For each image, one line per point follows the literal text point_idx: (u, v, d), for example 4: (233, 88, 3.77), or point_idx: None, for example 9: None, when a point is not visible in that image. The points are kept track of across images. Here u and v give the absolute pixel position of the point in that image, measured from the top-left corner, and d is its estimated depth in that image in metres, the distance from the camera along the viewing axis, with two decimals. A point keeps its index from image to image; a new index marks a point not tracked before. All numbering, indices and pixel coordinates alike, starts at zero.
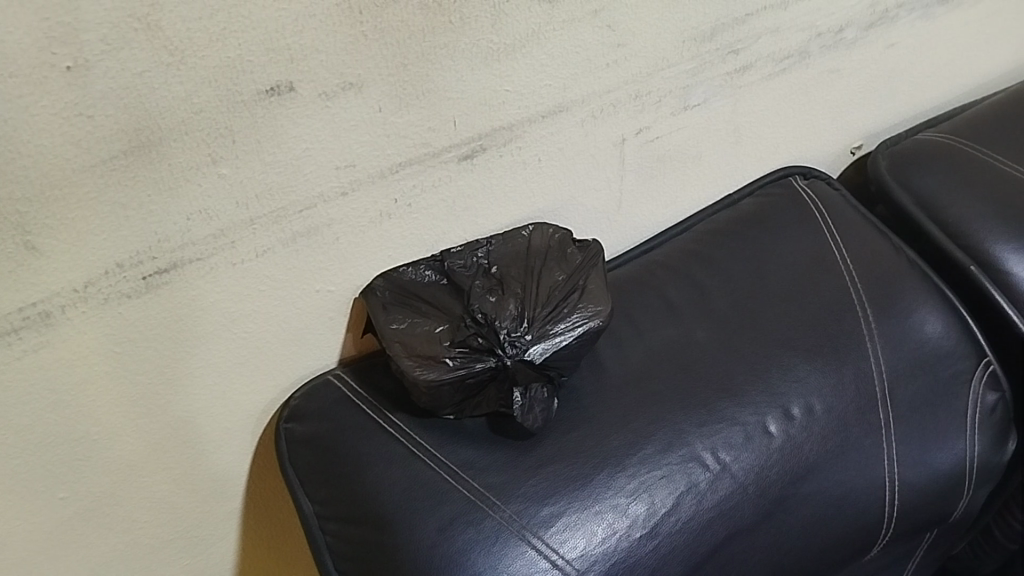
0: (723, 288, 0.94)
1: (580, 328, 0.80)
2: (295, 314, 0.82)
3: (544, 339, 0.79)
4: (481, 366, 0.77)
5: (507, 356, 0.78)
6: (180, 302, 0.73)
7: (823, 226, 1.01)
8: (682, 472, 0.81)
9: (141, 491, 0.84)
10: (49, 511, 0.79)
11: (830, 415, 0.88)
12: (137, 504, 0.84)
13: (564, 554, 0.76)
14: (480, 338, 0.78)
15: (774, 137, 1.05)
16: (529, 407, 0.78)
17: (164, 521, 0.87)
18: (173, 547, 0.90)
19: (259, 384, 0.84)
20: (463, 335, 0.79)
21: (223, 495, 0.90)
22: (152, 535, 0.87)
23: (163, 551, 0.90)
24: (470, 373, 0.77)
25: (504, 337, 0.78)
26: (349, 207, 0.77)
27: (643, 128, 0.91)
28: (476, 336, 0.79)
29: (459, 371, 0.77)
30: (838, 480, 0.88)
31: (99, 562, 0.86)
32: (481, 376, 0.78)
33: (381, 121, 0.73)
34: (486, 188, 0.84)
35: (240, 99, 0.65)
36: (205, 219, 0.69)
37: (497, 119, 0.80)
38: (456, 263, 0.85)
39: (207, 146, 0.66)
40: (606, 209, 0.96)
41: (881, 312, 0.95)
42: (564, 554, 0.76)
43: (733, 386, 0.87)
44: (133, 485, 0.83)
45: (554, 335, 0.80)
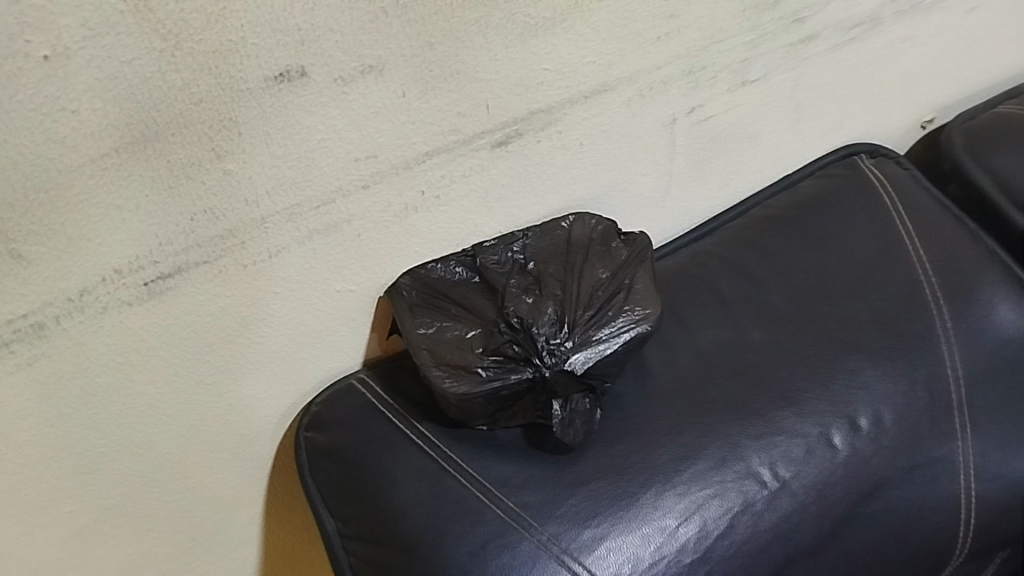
0: (783, 283, 0.86)
1: (625, 335, 0.73)
2: (314, 316, 0.75)
3: (586, 347, 0.72)
4: (517, 378, 0.70)
5: (545, 366, 0.70)
6: (186, 307, 0.67)
7: (893, 211, 0.92)
8: (736, 489, 0.74)
9: (153, 507, 0.78)
10: (54, 531, 0.73)
11: (900, 425, 0.80)
12: (149, 519, 0.78)
13: None
14: (516, 345, 0.71)
15: (838, 113, 0.95)
16: (570, 419, 0.72)
17: (181, 536, 0.81)
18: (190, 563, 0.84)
19: (276, 391, 0.78)
20: (496, 342, 0.72)
21: (240, 505, 0.83)
22: (167, 550, 0.82)
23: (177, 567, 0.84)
24: (505, 385, 0.70)
25: (543, 345, 0.71)
26: (370, 201, 0.69)
27: (696, 107, 0.82)
28: (511, 344, 0.71)
29: (492, 383, 0.70)
30: (908, 498, 0.81)
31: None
32: (517, 388, 0.71)
33: (405, 107, 0.65)
34: (522, 176, 0.76)
35: (246, 86, 0.58)
36: (211, 219, 0.63)
37: (534, 101, 0.72)
38: (489, 258, 0.77)
39: (209, 140, 0.58)
40: (653, 194, 0.87)
41: (957, 309, 0.86)
42: None
43: (793, 393, 0.79)
44: (144, 500, 0.77)
45: (598, 341, 0.72)
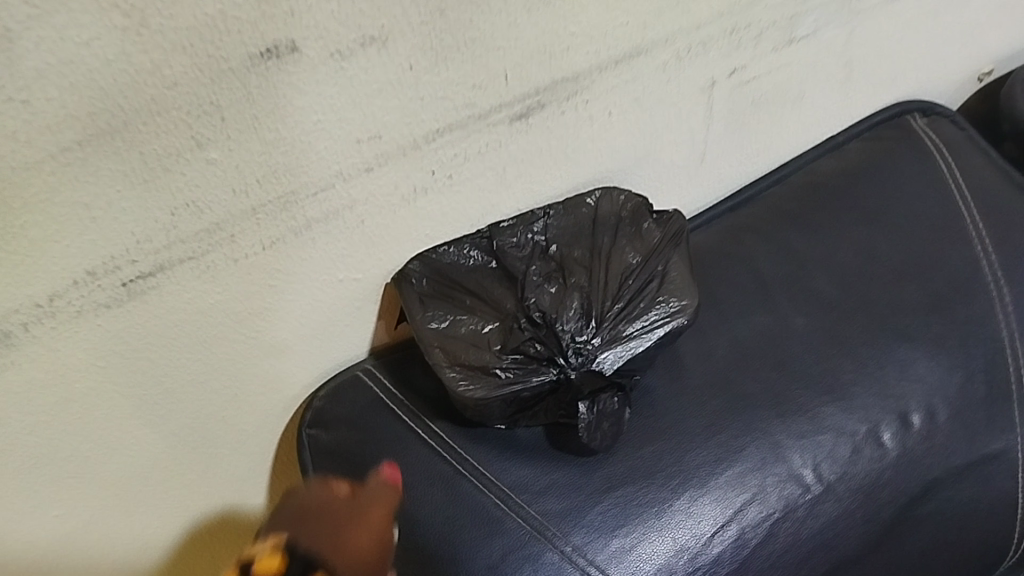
0: (827, 264, 0.79)
1: (659, 330, 0.67)
2: (315, 307, 0.68)
3: (616, 344, 0.66)
4: (539, 380, 0.64)
5: (570, 367, 0.64)
6: (173, 309, 0.59)
7: (950, 180, 0.85)
8: (777, 493, 0.68)
9: (148, 512, 0.70)
10: (39, 548, 0.66)
11: (953, 421, 0.74)
12: (146, 526, 0.71)
13: None
14: (538, 344, 0.65)
15: (885, 69, 0.87)
16: (596, 423, 0.65)
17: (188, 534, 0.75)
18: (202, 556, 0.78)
19: (275, 385, 0.71)
20: (517, 340, 0.65)
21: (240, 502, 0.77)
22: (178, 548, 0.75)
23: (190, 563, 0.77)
24: (525, 387, 0.64)
25: (568, 343, 0.65)
26: (374, 184, 0.62)
27: (737, 68, 0.75)
28: (533, 342, 0.65)
29: (511, 386, 0.64)
30: (960, 498, 0.75)
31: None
32: (539, 390, 0.64)
33: (412, 81, 0.58)
34: (545, 150, 0.69)
35: (227, 66, 0.50)
36: (195, 213, 0.55)
37: (558, 69, 0.65)
38: (507, 241, 0.71)
39: (188, 127, 0.51)
40: (687, 163, 0.80)
41: (1017, 290, 0.80)
42: None
43: (839, 386, 0.72)
44: (138, 506, 0.69)
45: (628, 338, 0.66)
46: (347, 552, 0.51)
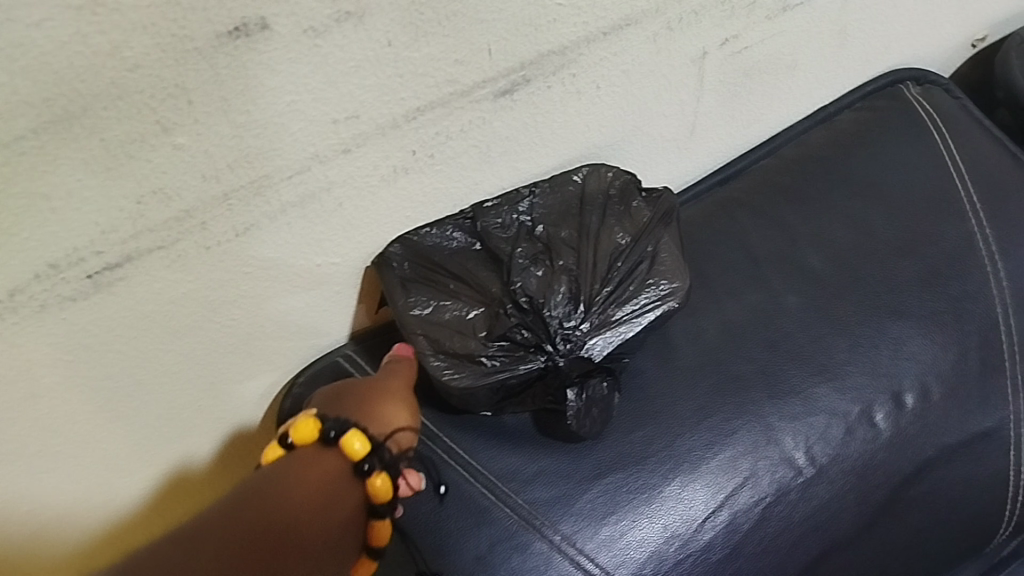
0: (819, 240, 0.77)
1: (650, 315, 0.65)
2: (293, 293, 0.65)
3: (606, 330, 0.64)
4: (527, 368, 0.62)
5: (559, 354, 0.62)
6: (142, 300, 0.56)
7: (944, 151, 0.83)
8: (769, 475, 0.67)
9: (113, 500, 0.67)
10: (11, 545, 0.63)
11: (946, 400, 0.73)
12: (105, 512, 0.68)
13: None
14: (525, 330, 0.63)
15: (879, 36, 0.85)
16: (585, 410, 0.63)
17: (196, 475, 0.71)
18: (216, 484, 0.73)
19: (254, 373, 0.68)
20: (502, 326, 0.63)
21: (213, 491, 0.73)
22: (189, 478, 0.71)
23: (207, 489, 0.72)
24: (512, 375, 0.62)
25: (556, 329, 0.62)
26: (353, 165, 0.59)
27: (730, 38, 0.73)
28: (520, 328, 0.63)
29: (498, 374, 0.62)
30: (952, 476, 0.74)
31: (129, 501, 0.68)
32: (527, 377, 0.62)
33: (391, 58, 0.55)
34: (530, 127, 0.66)
35: (193, 46, 0.47)
36: (164, 200, 0.52)
37: (545, 42, 0.62)
38: (492, 222, 0.68)
39: (152, 111, 0.48)
40: (676, 137, 0.77)
41: (1012, 265, 0.79)
42: None
43: (831, 365, 0.71)
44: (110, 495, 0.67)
45: (619, 323, 0.64)
46: (379, 415, 0.58)
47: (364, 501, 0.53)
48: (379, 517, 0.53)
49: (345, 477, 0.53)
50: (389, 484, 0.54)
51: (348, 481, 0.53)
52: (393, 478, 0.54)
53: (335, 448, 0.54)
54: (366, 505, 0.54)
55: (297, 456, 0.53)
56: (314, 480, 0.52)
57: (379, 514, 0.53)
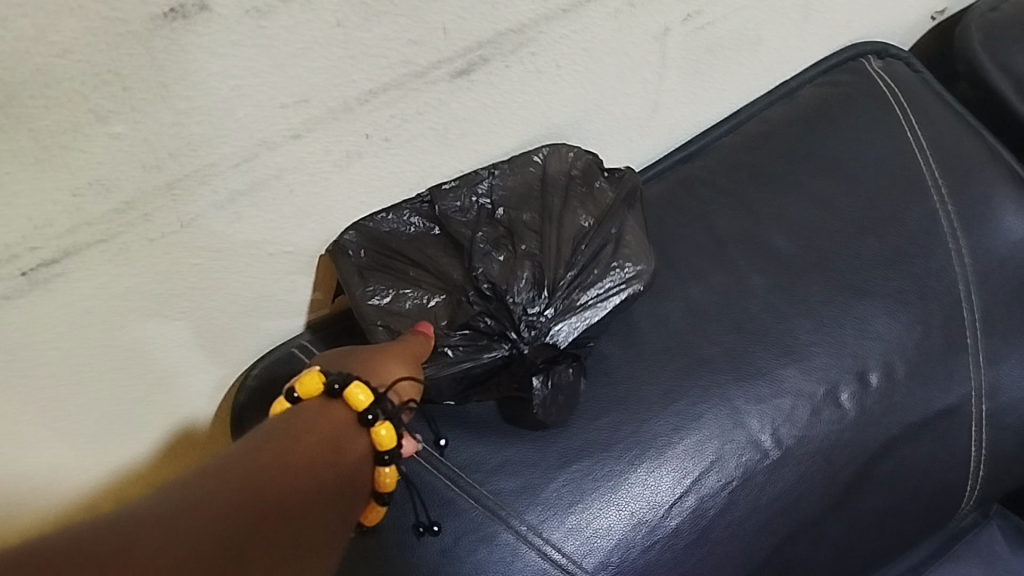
0: (783, 218, 0.76)
1: (614, 299, 0.67)
2: (244, 284, 0.62)
3: (569, 316, 0.66)
4: (491, 356, 0.64)
5: (523, 342, 0.64)
6: (83, 296, 0.53)
7: (906, 126, 0.82)
8: (735, 458, 0.66)
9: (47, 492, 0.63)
10: None
11: (911, 379, 0.73)
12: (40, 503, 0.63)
13: (587, 566, 0.61)
14: (488, 318, 0.64)
15: (843, 9, 0.83)
16: (552, 398, 0.63)
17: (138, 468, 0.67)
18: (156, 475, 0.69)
19: (206, 366, 0.65)
20: (466, 314, 0.64)
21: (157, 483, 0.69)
22: (130, 473, 0.67)
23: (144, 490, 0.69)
24: (476, 364, 0.64)
25: (521, 318, 0.64)
26: (304, 151, 0.56)
27: (693, 13, 0.71)
28: (484, 316, 0.64)
29: (463, 362, 0.63)
30: (914, 453, 0.75)
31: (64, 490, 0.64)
32: (492, 365, 0.64)
33: (341, 39, 0.52)
34: (489, 108, 0.64)
35: (127, 30, 0.44)
36: (102, 191, 0.49)
37: (503, 20, 0.59)
38: (450, 205, 0.66)
39: (86, 99, 0.45)
40: (639, 115, 0.76)
41: (975, 241, 0.79)
42: (589, 567, 0.61)
43: (796, 345, 0.71)
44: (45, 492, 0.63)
45: (582, 308, 0.66)
46: (383, 371, 0.55)
47: (369, 451, 0.51)
48: (385, 467, 0.51)
49: (350, 427, 0.50)
50: (393, 435, 0.51)
51: (353, 431, 0.50)
52: (398, 430, 0.51)
53: (340, 400, 0.51)
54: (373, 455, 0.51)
55: (303, 408, 0.51)
56: (317, 428, 0.49)
57: (385, 463, 0.51)
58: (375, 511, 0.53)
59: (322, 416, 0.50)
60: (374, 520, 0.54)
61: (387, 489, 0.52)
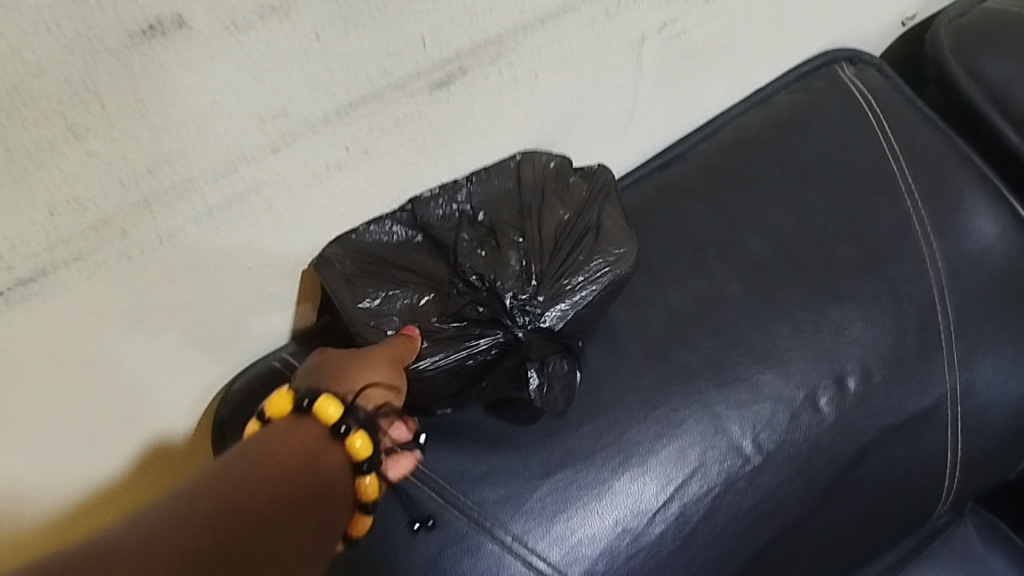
0: (760, 225, 0.77)
1: (603, 281, 0.66)
2: (223, 298, 0.61)
3: (561, 300, 0.64)
4: (487, 342, 0.62)
5: (518, 326, 0.62)
6: (59, 314, 0.52)
7: (878, 130, 0.83)
8: (717, 464, 0.67)
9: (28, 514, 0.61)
10: None
11: (887, 381, 0.74)
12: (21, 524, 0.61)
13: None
14: (479, 307, 0.63)
15: (815, 16, 0.84)
16: (548, 387, 0.63)
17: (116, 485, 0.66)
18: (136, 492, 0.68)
19: (185, 381, 0.65)
20: (456, 305, 0.64)
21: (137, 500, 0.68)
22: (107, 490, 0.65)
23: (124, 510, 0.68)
24: (470, 355, 0.62)
25: (512, 305, 0.62)
26: (283, 165, 0.56)
27: (668, 21, 0.71)
28: (474, 305, 0.63)
29: (457, 354, 0.62)
30: (892, 455, 0.76)
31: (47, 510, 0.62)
32: (487, 358, 0.62)
33: (320, 53, 0.52)
34: (467, 118, 0.64)
35: (102, 47, 0.43)
36: (79, 209, 0.48)
37: (481, 31, 0.60)
38: (431, 212, 0.67)
39: (62, 117, 0.44)
40: (616, 123, 0.76)
41: (947, 244, 0.80)
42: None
43: (776, 350, 0.71)
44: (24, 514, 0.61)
45: (573, 291, 0.65)
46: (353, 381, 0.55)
47: (346, 462, 0.51)
48: (364, 476, 0.51)
49: (325, 441, 0.51)
50: (369, 444, 0.51)
51: (328, 445, 0.51)
52: (373, 437, 0.52)
53: (310, 416, 0.52)
54: (350, 466, 0.51)
55: (275, 427, 0.51)
56: (292, 444, 0.49)
57: (363, 471, 0.51)
58: (360, 520, 0.53)
59: (294, 433, 0.50)
60: (362, 528, 0.54)
61: (369, 497, 0.52)
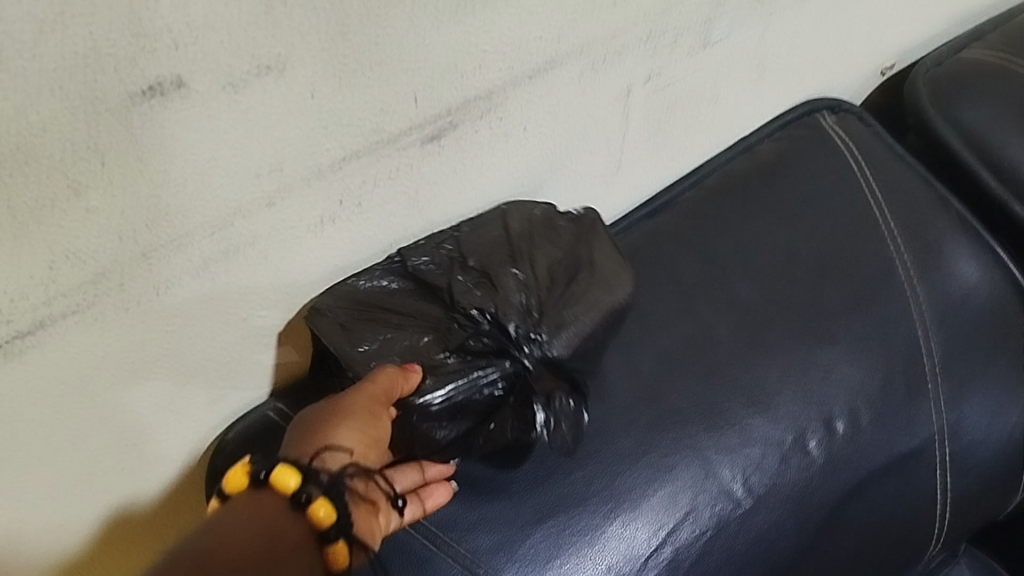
0: (748, 270, 0.78)
1: (599, 310, 0.69)
2: (218, 348, 0.62)
3: (563, 329, 0.66)
4: (494, 372, 0.63)
5: (523, 355, 0.64)
6: (56, 366, 0.53)
7: (860, 176, 0.85)
8: (709, 507, 0.67)
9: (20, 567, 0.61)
10: None
11: (874, 423, 0.75)
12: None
13: None
14: (482, 339, 0.64)
15: (796, 67, 0.87)
16: (555, 426, 0.63)
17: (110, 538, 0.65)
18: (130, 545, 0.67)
19: (180, 431, 0.65)
20: (458, 338, 0.64)
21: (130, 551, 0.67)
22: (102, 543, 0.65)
23: (117, 565, 0.67)
24: (477, 388, 0.63)
25: (517, 334, 0.64)
26: (278, 218, 0.57)
27: (653, 74, 0.73)
28: (476, 338, 0.64)
29: (464, 385, 0.63)
30: (882, 496, 0.77)
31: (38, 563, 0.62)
32: (494, 393, 0.63)
33: (315, 110, 0.54)
34: (458, 170, 0.66)
35: (104, 107, 0.45)
36: (77, 263, 0.49)
37: (471, 87, 0.61)
38: (421, 260, 0.66)
39: (63, 175, 0.46)
40: (604, 173, 0.78)
41: (930, 288, 0.82)
42: None
43: (766, 393, 0.72)
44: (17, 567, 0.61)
45: (573, 321, 0.67)
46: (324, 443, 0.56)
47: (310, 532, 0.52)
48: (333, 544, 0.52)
49: (284, 512, 0.52)
50: (332, 509, 0.52)
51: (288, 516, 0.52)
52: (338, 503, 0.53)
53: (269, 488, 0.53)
54: (315, 535, 0.52)
55: (234, 504, 0.53)
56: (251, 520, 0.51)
57: (330, 538, 0.52)
58: None
59: (254, 507, 0.52)
60: None
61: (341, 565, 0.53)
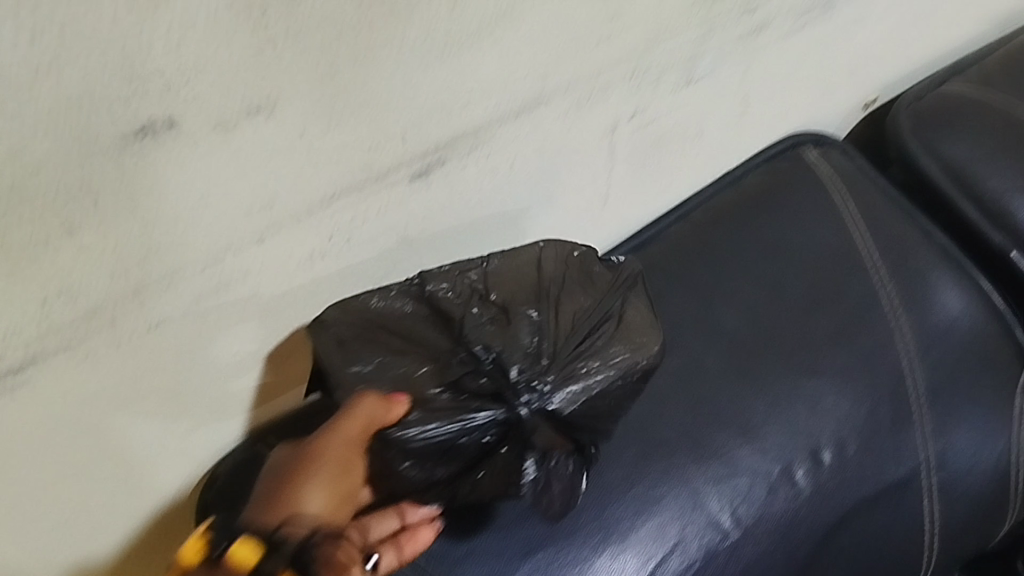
0: (734, 302, 0.79)
1: (617, 367, 0.66)
2: (208, 382, 0.63)
3: (569, 382, 0.63)
4: (485, 416, 0.60)
5: (521, 404, 0.60)
6: (47, 402, 0.54)
7: (841, 209, 0.86)
8: (696, 539, 0.68)
9: None
10: None
11: (860, 453, 0.76)
12: None
13: None
14: (482, 377, 0.62)
15: (780, 101, 0.88)
16: (545, 483, 0.61)
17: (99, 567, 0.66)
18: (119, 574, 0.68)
19: (170, 464, 0.66)
20: (455, 373, 0.62)
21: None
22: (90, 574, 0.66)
23: None
24: (466, 430, 0.59)
25: (517, 379, 0.61)
26: (268, 254, 0.58)
27: (638, 111, 0.75)
28: (474, 376, 0.62)
29: (454, 426, 0.59)
30: (869, 525, 0.77)
31: None
32: (483, 438, 0.59)
33: (304, 148, 0.55)
34: (446, 204, 0.67)
35: (96, 148, 0.46)
36: (69, 300, 0.50)
37: (458, 125, 0.62)
38: (441, 287, 0.68)
39: (56, 214, 0.46)
40: (591, 206, 0.79)
41: (915, 319, 0.83)
42: None
43: (753, 424, 0.73)
44: None
45: (586, 375, 0.64)
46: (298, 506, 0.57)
47: None
48: None
49: None
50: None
51: None
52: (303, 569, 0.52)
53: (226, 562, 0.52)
54: None
55: None
56: None
57: None
58: None
59: None
60: None
61: None
